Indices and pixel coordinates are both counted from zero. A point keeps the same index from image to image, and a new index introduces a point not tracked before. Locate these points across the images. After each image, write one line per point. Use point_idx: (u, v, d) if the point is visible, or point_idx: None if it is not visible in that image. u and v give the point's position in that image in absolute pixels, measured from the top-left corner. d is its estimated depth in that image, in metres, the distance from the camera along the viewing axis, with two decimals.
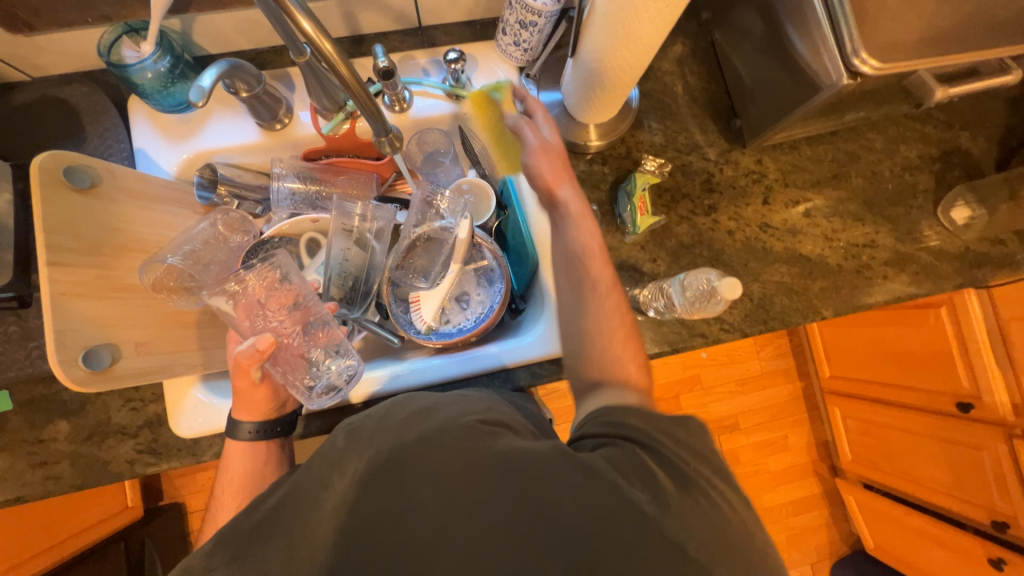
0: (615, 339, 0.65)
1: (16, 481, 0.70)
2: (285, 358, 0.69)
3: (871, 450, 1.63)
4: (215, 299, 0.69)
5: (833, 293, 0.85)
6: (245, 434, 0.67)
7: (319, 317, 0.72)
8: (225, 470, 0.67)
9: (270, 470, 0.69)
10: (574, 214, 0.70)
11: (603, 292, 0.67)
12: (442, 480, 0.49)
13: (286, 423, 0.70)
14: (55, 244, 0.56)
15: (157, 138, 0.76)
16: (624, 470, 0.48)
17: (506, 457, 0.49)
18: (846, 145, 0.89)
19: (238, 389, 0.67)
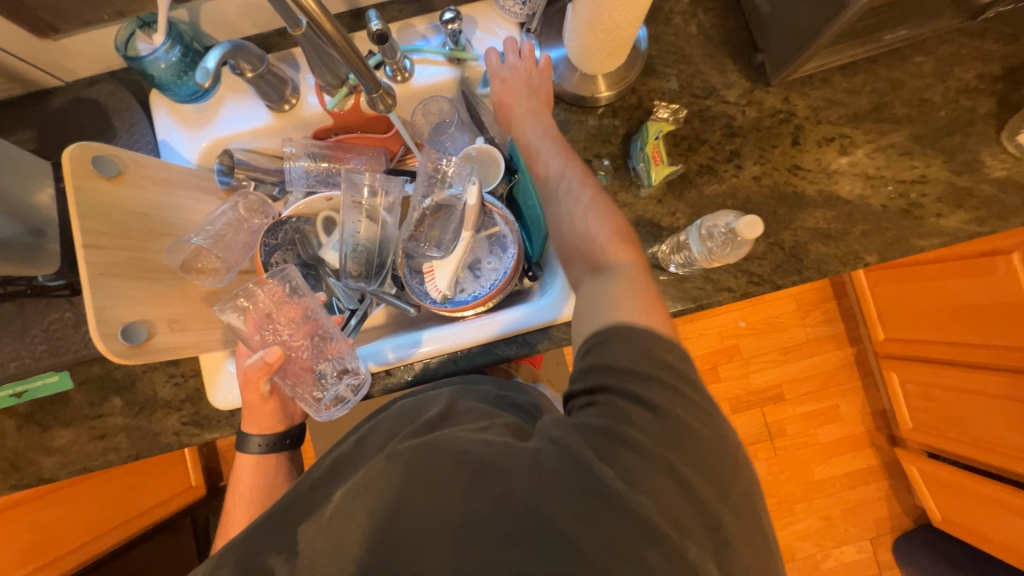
0: (601, 226, 0.63)
1: (81, 452, 0.77)
2: (295, 371, 0.73)
3: (935, 417, 1.51)
4: (226, 314, 0.69)
5: (877, 238, 0.78)
6: (254, 447, 0.74)
7: (326, 333, 0.74)
8: (238, 483, 0.74)
9: (279, 480, 0.76)
10: (534, 121, 0.73)
11: (583, 196, 0.66)
12: (439, 483, 0.51)
13: (293, 435, 0.77)
14: (89, 229, 0.60)
15: (177, 128, 0.79)
16: (594, 444, 0.48)
17: (510, 455, 0.50)
18: (888, 72, 0.81)
19: (248, 402, 0.71)
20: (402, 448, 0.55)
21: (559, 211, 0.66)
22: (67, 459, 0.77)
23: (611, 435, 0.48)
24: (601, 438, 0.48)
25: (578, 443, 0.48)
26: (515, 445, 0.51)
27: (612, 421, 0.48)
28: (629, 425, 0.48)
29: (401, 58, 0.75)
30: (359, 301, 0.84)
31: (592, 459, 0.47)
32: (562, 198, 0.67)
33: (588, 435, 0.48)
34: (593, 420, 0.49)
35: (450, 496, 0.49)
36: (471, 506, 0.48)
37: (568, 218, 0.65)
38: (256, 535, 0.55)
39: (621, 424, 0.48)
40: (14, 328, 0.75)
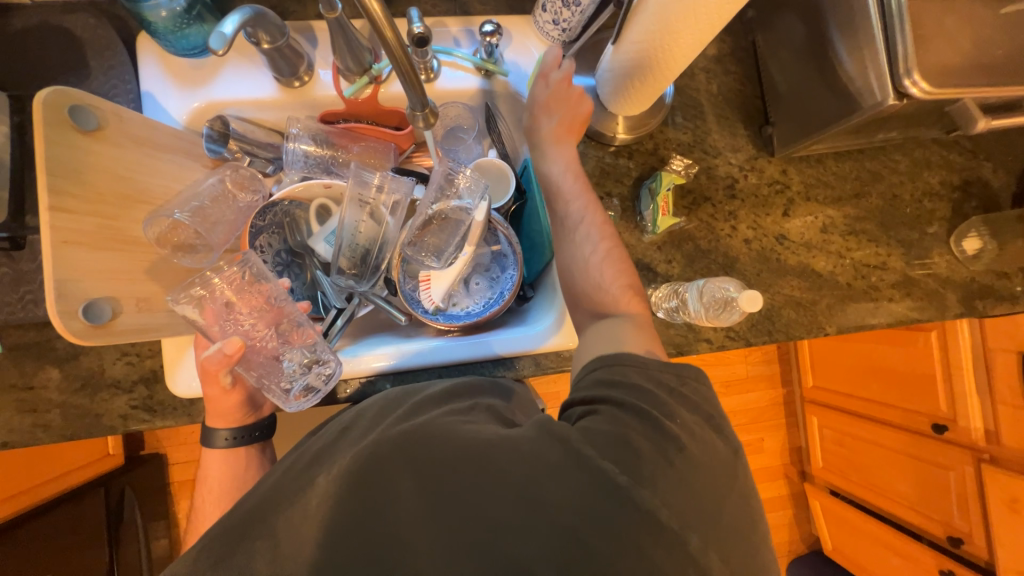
0: (613, 271, 0.67)
1: (3, 426, 0.68)
2: (259, 362, 0.66)
3: (841, 460, 1.69)
4: (180, 305, 0.62)
5: (838, 311, 0.86)
6: (221, 441, 0.67)
7: (292, 320, 0.69)
8: (205, 478, 0.67)
9: (249, 472, 0.69)
10: (556, 148, 0.73)
11: (601, 245, 0.68)
12: (426, 479, 0.48)
13: (263, 428, 0.70)
14: (56, 188, 0.53)
15: (167, 82, 0.72)
16: (595, 447, 0.47)
17: (501, 449, 0.48)
18: (872, 164, 0.89)
19: (209, 395, 0.65)
20: (389, 434, 0.52)
21: (574, 253, 0.69)
22: None
23: (616, 440, 0.47)
24: (604, 443, 0.47)
25: (578, 440, 0.47)
26: (507, 439, 0.49)
27: (614, 427, 0.48)
28: (633, 432, 0.48)
29: (429, 59, 0.73)
30: (347, 300, 0.81)
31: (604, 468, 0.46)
32: (579, 243, 0.69)
33: (591, 437, 0.47)
34: (597, 424, 0.49)
35: (434, 490, 0.47)
36: (457, 519, 0.46)
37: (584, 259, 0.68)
38: (230, 535, 0.51)
39: (625, 432, 0.48)
40: None
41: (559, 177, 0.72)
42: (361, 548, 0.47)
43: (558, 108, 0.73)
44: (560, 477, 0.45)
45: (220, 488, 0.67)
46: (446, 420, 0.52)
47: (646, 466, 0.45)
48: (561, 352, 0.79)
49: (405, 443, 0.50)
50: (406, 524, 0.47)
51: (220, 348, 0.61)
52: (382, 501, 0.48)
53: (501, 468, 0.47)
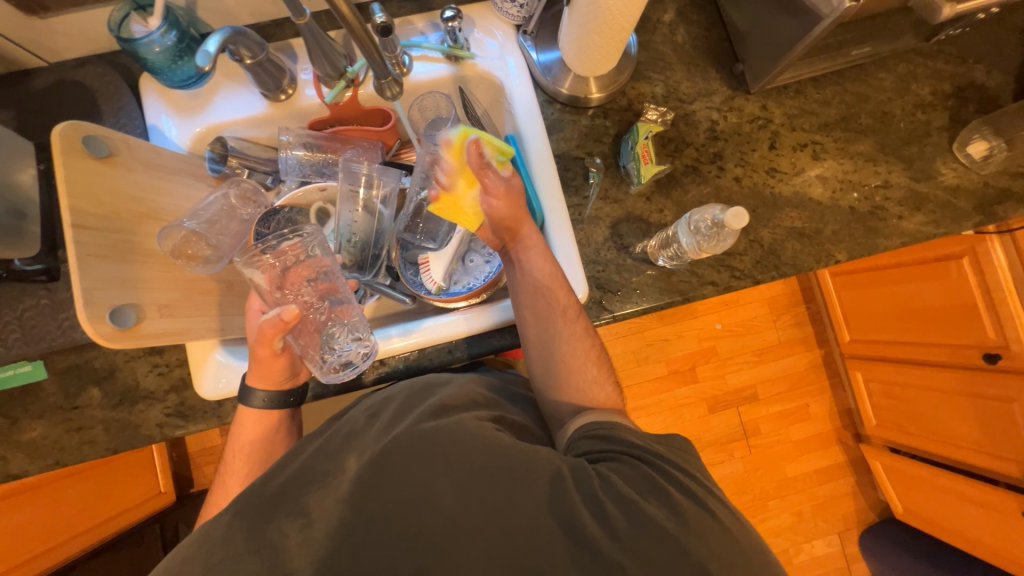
0: (582, 340, 0.70)
1: (54, 446, 0.73)
2: (307, 332, 0.71)
3: (896, 414, 1.60)
4: (248, 268, 0.67)
5: (846, 235, 0.84)
6: (258, 401, 0.69)
7: (338, 296, 0.73)
8: (236, 436, 0.71)
9: (279, 437, 0.73)
10: (538, 253, 0.70)
11: (577, 345, 0.69)
12: (461, 477, 0.54)
13: (298, 394, 0.73)
14: (78, 208, 0.59)
15: (169, 114, 0.78)
16: (635, 483, 0.54)
17: (532, 462, 0.55)
18: (854, 85, 0.87)
19: (259, 357, 0.67)
20: (417, 429, 0.58)
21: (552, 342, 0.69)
22: (39, 454, 0.73)
23: (644, 483, 0.54)
24: (643, 487, 0.53)
25: (619, 481, 0.53)
26: (539, 455, 0.56)
27: (649, 478, 0.54)
28: (661, 484, 0.54)
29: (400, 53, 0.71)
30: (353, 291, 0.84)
31: (639, 499, 0.52)
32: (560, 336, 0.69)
33: (627, 478, 0.54)
34: (631, 473, 0.55)
35: (468, 486, 0.53)
36: (483, 525, 0.51)
37: (554, 341, 0.69)
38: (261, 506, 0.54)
39: (655, 483, 0.54)
40: None
41: (541, 283, 0.69)
42: (393, 537, 0.52)
43: (518, 218, 0.69)
44: (593, 495, 0.52)
45: (249, 452, 0.71)
46: (475, 421, 0.59)
47: (680, 512, 0.51)
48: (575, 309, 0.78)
49: (438, 440, 0.57)
50: (436, 522, 0.52)
51: (279, 314, 0.64)
52: (418, 488, 0.54)
53: (535, 471, 0.54)
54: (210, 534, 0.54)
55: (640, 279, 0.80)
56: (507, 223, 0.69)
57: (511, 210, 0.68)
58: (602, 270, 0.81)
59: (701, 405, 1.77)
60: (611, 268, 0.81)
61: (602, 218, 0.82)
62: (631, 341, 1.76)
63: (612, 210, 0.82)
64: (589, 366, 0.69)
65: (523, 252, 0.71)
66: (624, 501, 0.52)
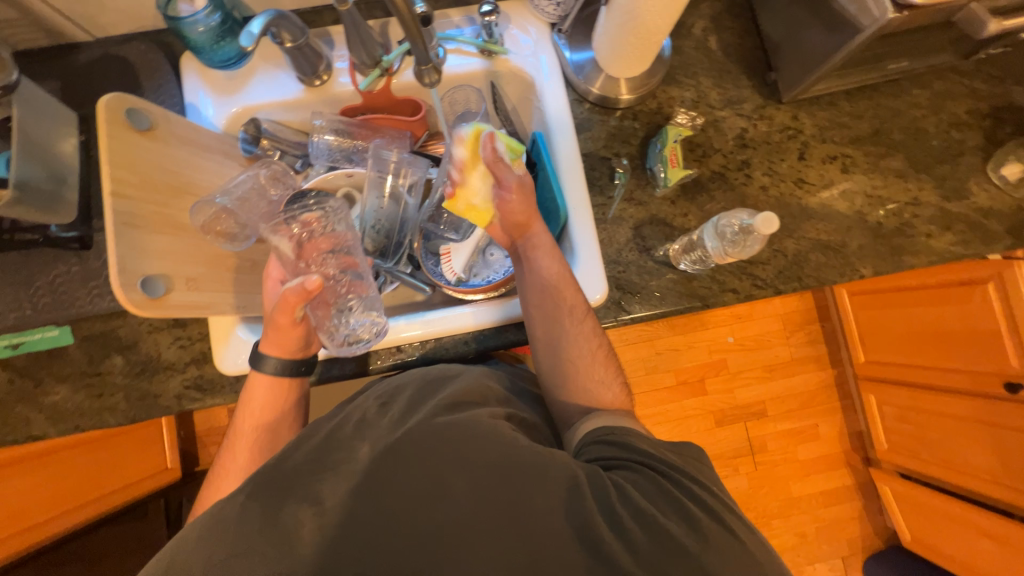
0: (591, 341, 0.69)
1: (75, 410, 0.75)
2: (323, 303, 0.71)
3: (909, 439, 1.57)
4: (276, 235, 0.72)
5: (872, 251, 0.83)
6: (269, 367, 0.70)
7: (356, 272, 0.75)
8: (248, 397, 0.71)
9: (289, 405, 0.73)
10: (546, 249, 0.70)
11: (587, 345, 0.69)
12: (477, 477, 0.53)
13: (308, 363, 0.72)
14: (117, 177, 0.60)
15: (207, 93, 0.80)
16: (653, 498, 0.53)
17: (549, 468, 0.53)
18: (888, 100, 0.86)
19: (276, 323, 0.66)
20: (433, 422, 0.57)
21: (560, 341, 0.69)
22: (60, 417, 0.75)
23: (663, 498, 0.53)
24: (662, 502, 0.52)
25: (638, 496, 0.52)
26: (556, 461, 0.54)
27: (667, 495, 0.53)
28: (680, 500, 0.53)
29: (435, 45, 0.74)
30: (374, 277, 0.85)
31: (659, 515, 0.51)
32: (567, 334, 0.69)
33: (646, 492, 0.53)
34: (650, 488, 0.53)
35: (484, 486, 0.52)
36: (497, 527, 0.50)
37: (562, 341, 0.69)
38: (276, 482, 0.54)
39: (674, 499, 0.53)
40: (18, 277, 0.74)
41: (546, 280, 0.69)
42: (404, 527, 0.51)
43: (527, 213, 0.70)
44: (610, 507, 0.51)
45: (259, 413, 0.71)
46: (489, 418, 0.59)
47: (699, 529, 0.50)
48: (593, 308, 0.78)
49: (454, 436, 0.56)
50: (449, 522, 0.51)
51: (298, 285, 0.65)
52: (433, 484, 0.53)
53: (546, 464, 0.53)
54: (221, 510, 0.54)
55: (660, 282, 0.80)
56: (513, 220, 0.70)
57: (524, 206, 0.69)
58: (622, 270, 0.81)
59: (709, 417, 1.75)
60: (631, 269, 0.81)
61: (625, 219, 0.82)
62: (641, 349, 1.74)
63: (635, 212, 0.82)
64: (599, 367, 0.69)
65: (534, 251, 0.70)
66: (642, 515, 0.51)
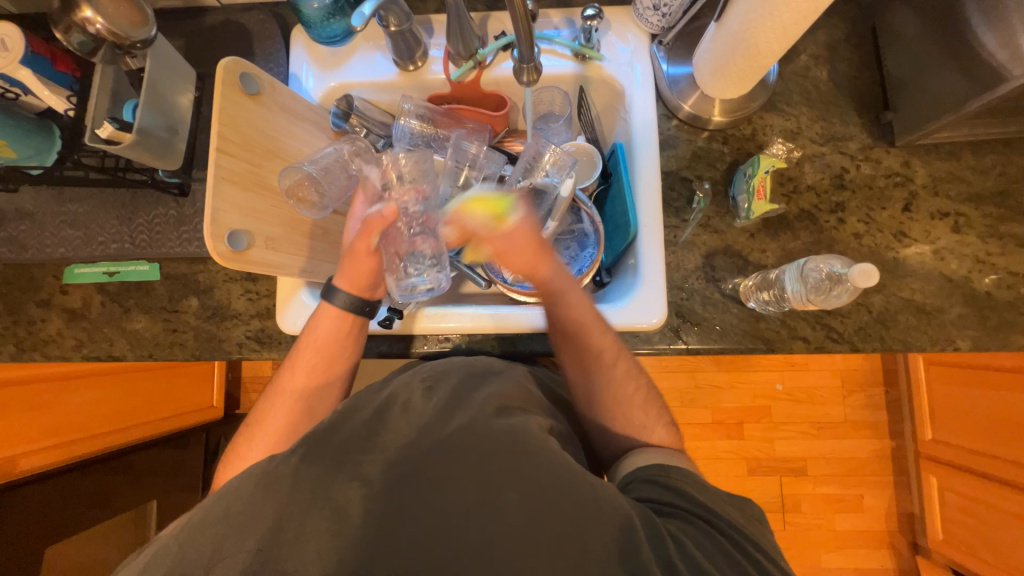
0: (629, 383, 0.66)
1: (151, 340, 0.82)
2: (395, 245, 0.70)
3: (970, 534, 1.41)
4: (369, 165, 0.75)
5: (974, 323, 0.74)
6: (338, 301, 0.70)
7: (433, 229, 0.72)
8: (313, 328, 0.71)
9: (349, 343, 0.72)
10: (565, 290, 0.65)
11: (627, 380, 0.66)
12: (528, 499, 0.50)
13: (372, 304, 0.72)
14: (224, 135, 0.65)
15: (309, 66, 0.84)
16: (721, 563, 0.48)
17: (603, 505, 0.49)
18: (1022, 159, 0.77)
19: (354, 250, 0.68)
20: (483, 428, 0.55)
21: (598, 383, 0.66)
22: (137, 344, 0.82)
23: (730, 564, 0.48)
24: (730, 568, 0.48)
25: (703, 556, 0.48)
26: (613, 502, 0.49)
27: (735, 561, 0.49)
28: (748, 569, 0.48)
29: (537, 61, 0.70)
30: None
31: None
32: (602, 377, 0.66)
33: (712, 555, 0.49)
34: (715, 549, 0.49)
35: (534, 510, 0.49)
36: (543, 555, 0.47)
37: (597, 384, 0.66)
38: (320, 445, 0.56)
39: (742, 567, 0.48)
40: (124, 211, 0.81)
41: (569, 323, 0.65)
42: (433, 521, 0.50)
43: (530, 266, 0.65)
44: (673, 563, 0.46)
45: (321, 345, 0.70)
46: (537, 430, 0.57)
47: None
48: (649, 331, 0.75)
49: (507, 448, 0.53)
50: (494, 538, 0.48)
51: (380, 210, 0.66)
52: (480, 495, 0.50)
53: (597, 490, 0.50)
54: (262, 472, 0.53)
55: (724, 316, 0.76)
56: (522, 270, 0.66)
57: (525, 258, 0.64)
58: (685, 298, 0.77)
59: (742, 463, 1.65)
60: (695, 298, 0.77)
61: (697, 246, 0.79)
62: (681, 379, 1.67)
63: (709, 239, 0.78)
64: (640, 405, 0.66)
65: (553, 300, 0.65)
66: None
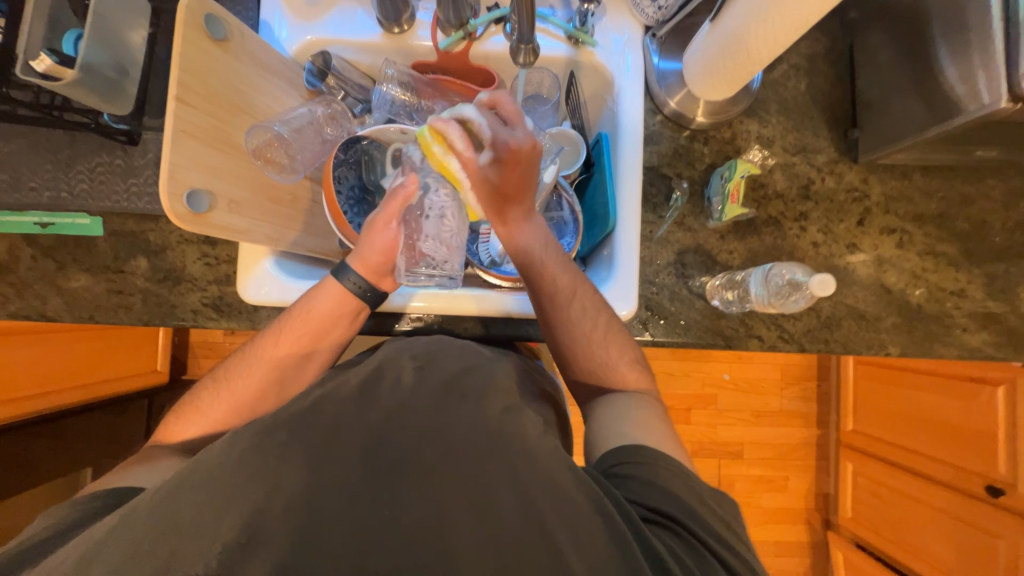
0: (595, 317, 0.67)
1: (91, 302, 0.75)
2: (413, 232, 0.65)
3: (876, 513, 1.60)
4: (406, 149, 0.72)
5: (905, 332, 0.82)
6: (349, 284, 0.67)
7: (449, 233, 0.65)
8: (312, 301, 0.67)
9: (343, 328, 0.69)
10: (534, 223, 0.67)
11: (602, 331, 0.67)
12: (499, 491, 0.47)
13: (377, 292, 0.69)
14: (183, 83, 0.59)
15: (284, 15, 0.78)
16: None
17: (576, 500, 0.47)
18: (962, 186, 0.84)
19: (375, 224, 0.65)
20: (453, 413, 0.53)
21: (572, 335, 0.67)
22: (75, 304, 0.75)
23: None
24: None
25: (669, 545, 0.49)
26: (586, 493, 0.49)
27: None
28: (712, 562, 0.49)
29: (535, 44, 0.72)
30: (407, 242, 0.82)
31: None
32: (574, 326, 0.67)
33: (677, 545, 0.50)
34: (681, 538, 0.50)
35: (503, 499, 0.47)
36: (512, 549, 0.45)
37: (568, 327, 0.67)
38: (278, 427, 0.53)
39: None
40: (60, 156, 0.73)
41: (541, 259, 0.66)
42: None
43: (502, 203, 0.63)
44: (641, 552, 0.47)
45: (318, 322, 0.67)
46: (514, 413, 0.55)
47: None
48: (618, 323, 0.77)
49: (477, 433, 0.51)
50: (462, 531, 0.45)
51: (404, 181, 0.64)
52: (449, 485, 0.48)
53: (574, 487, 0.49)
54: (212, 459, 0.49)
55: (689, 312, 0.79)
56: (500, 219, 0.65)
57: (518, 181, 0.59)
58: (656, 292, 0.80)
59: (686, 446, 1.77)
60: (665, 293, 0.80)
61: (671, 243, 0.81)
62: None
63: (683, 237, 0.81)
64: (611, 339, 0.67)
65: (517, 227, 0.66)
66: None
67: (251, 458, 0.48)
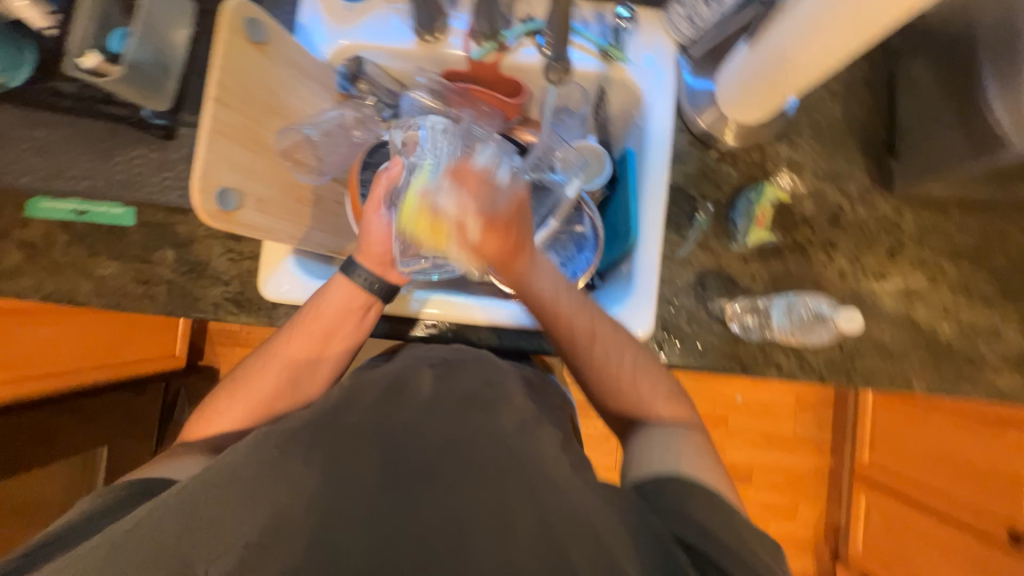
0: (620, 358, 0.65)
1: (119, 289, 0.77)
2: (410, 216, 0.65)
3: (888, 550, 1.55)
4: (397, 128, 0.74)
5: (932, 370, 0.79)
6: (358, 278, 0.67)
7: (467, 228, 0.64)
8: (323, 297, 0.68)
9: (353, 320, 0.69)
10: (544, 267, 0.66)
11: (633, 366, 0.66)
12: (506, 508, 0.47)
13: (385, 286, 0.69)
14: (222, 85, 0.60)
15: (321, 19, 0.79)
16: None
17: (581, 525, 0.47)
18: (1001, 222, 0.81)
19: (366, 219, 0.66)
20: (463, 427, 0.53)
21: (606, 378, 0.65)
22: (103, 291, 0.77)
23: None
24: None
25: None
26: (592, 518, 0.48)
27: None
28: None
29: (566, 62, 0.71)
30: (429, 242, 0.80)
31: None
32: (609, 364, 0.65)
33: None
34: None
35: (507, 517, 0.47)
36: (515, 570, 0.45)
37: (601, 371, 0.65)
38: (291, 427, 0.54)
39: None
40: (99, 147, 0.75)
41: (555, 303, 0.64)
42: None
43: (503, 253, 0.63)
44: None
45: (328, 315, 0.67)
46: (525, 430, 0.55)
47: None
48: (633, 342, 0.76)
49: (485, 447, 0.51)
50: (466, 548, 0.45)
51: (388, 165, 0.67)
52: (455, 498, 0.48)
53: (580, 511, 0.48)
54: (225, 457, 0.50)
55: (707, 335, 0.78)
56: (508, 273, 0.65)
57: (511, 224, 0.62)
58: (674, 313, 0.79)
59: None
60: (683, 314, 0.79)
61: (692, 263, 0.80)
62: None
63: (705, 259, 0.80)
64: (640, 375, 0.65)
65: (529, 276, 0.65)
66: None
67: (262, 458, 0.49)
